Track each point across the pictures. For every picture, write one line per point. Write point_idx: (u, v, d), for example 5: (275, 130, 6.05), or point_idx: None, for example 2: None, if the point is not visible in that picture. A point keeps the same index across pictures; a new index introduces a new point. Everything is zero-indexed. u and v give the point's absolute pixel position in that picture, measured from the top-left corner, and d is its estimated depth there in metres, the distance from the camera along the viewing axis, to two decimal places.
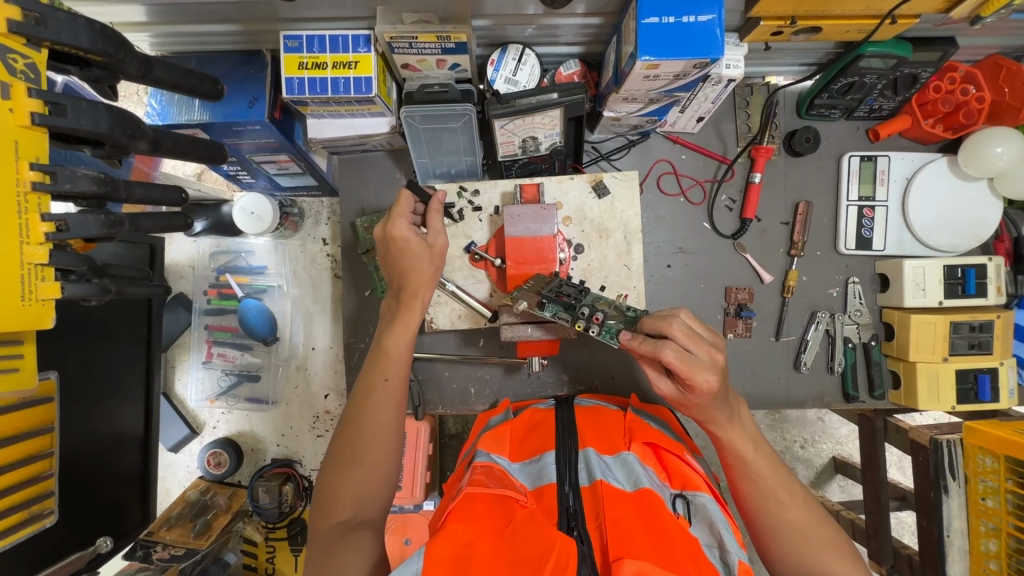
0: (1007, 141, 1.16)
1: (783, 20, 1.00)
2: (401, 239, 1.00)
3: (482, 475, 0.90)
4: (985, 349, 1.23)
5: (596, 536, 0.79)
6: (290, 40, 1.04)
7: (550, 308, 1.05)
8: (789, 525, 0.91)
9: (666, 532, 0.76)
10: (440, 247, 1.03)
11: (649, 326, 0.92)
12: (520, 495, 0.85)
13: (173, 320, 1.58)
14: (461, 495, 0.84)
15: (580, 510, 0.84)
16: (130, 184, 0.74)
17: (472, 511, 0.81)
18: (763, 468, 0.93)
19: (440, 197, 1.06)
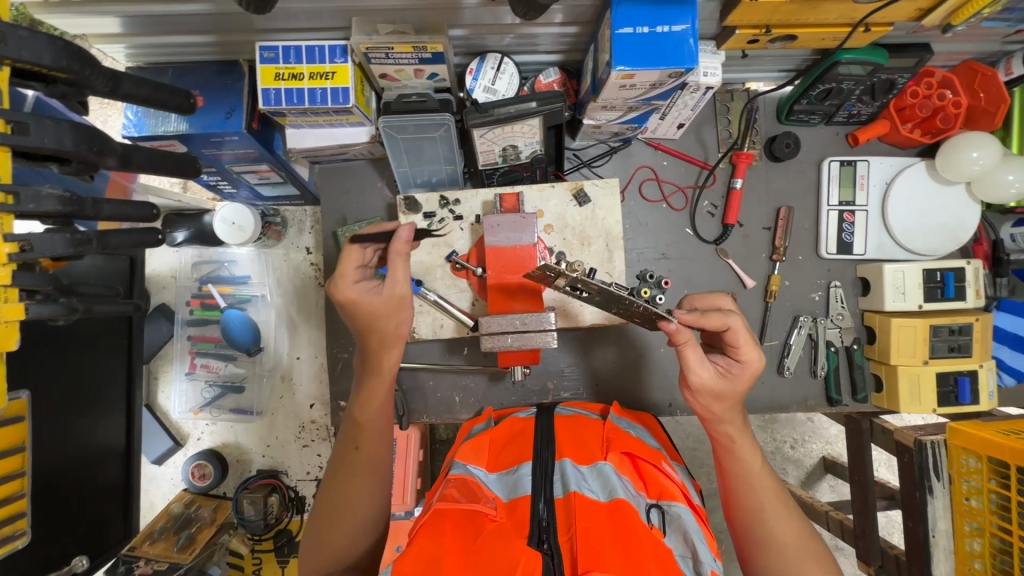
0: (982, 145, 1.17)
1: (758, 29, 1.00)
2: (358, 300, 0.89)
3: (454, 489, 0.90)
4: (964, 351, 1.24)
5: (567, 547, 0.80)
6: (266, 51, 1.04)
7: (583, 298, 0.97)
8: (778, 538, 0.89)
9: (639, 545, 0.77)
10: (404, 298, 0.90)
11: (689, 309, 0.97)
12: (490, 508, 0.87)
13: (156, 331, 1.57)
14: (433, 509, 0.85)
15: (553, 523, 0.84)
16: (99, 201, 0.73)
17: (443, 526, 0.82)
18: (761, 475, 0.93)
19: (402, 238, 0.88)
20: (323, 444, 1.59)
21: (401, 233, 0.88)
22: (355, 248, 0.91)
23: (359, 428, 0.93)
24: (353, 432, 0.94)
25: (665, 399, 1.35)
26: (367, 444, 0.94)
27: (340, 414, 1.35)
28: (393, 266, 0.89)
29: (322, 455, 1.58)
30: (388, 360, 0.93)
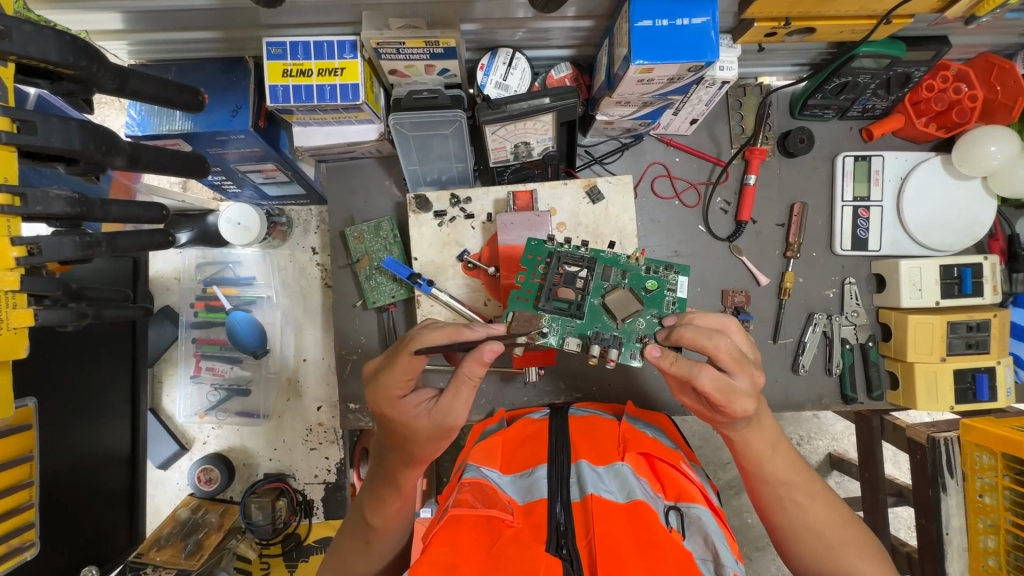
0: (1001, 139, 1.15)
1: (777, 22, 0.98)
2: (405, 418, 0.94)
3: (469, 492, 0.88)
4: (982, 348, 1.23)
5: (585, 552, 0.78)
6: (274, 47, 1.02)
7: (555, 331, 0.96)
8: (807, 527, 0.91)
9: (660, 549, 0.75)
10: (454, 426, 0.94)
11: (681, 339, 0.85)
12: (507, 513, 0.84)
13: (159, 334, 1.54)
14: (448, 514, 0.83)
15: (571, 528, 0.82)
16: (107, 202, 0.71)
17: (459, 533, 0.80)
18: (776, 470, 0.93)
19: (485, 357, 0.86)
20: (331, 447, 1.57)
21: (485, 351, 0.86)
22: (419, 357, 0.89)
23: (374, 528, 0.97)
24: (362, 529, 0.99)
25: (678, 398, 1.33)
26: (377, 539, 0.98)
27: (349, 417, 1.33)
28: (454, 390, 0.92)
29: (330, 458, 1.57)
30: (408, 476, 0.97)
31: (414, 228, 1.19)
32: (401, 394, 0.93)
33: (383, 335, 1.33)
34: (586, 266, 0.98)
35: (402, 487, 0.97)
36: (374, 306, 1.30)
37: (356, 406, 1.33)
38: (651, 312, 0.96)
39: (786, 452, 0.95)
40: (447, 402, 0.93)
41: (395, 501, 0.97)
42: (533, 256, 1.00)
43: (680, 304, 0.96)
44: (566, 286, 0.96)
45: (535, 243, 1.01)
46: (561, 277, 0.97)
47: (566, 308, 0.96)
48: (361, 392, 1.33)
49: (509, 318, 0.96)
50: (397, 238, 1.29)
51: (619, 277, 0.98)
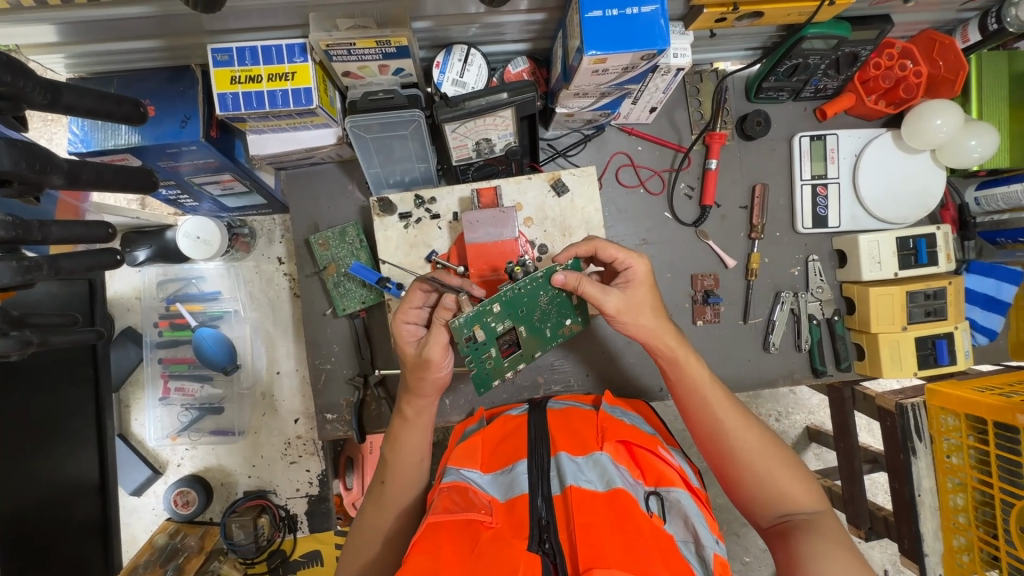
0: (945, 112, 1.19)
1: (725, 7, 0.99)
2: (399, 340, 1.05)
3: (448, 497, 0.87)
4: (939, 315, 1.27)
5: (568, 545, 0.78)
6: (219, 54, 0.98)
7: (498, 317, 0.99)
8: (748, 458, 0.97)
9: (641, 536, 0.76)
10: (428, 360, 1.00)
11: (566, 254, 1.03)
12: (485, 513, 0.84)
13: (123, 357, 1.49)
14: (426, 522, 0.82)
15: (553, 521, 0.82)
16: (46, 223, 0.67)
17: (437, 537, 0.79)
18: (715, 397, 1.02)
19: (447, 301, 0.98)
20: (311, 459, 1.54)
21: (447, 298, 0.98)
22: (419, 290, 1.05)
23: (388, 465, 1.05)
24: (380, 470, 1.06)
25: (656, 384, 1.35)
26: (392, 478, 1.03)
27: (327, 427, 1.31)
28: (432, 332, 1.00)
29: (311, 470, 1.54)
30: (411, 403, 1.05)
31: (379, 231, 1.17)
32: (407, 319, 1.05)
33: (355, 342, 1.31)
34: (518, 325, 1.01)
35: (406, 413, 1.05)
36: (344, 312, 1.27)
37: (333, 415, 1.31)
38: (563, 318, 1.06)
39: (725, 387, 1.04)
40: (427, 338, 1.01)
41: (405, 431, 1.05)
42: (487, 377, 1.03)
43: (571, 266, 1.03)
44: (499, 349, 1.02)
45: (490, 384, 1.05)
46: (507, 338, 1.02)
47: (509, 308, 0.99)
48: (338, 401, 1.32)
49: (462, 332, 0.96)
50: (364, 243, 1.27)
51: (537, 322, 1.03)
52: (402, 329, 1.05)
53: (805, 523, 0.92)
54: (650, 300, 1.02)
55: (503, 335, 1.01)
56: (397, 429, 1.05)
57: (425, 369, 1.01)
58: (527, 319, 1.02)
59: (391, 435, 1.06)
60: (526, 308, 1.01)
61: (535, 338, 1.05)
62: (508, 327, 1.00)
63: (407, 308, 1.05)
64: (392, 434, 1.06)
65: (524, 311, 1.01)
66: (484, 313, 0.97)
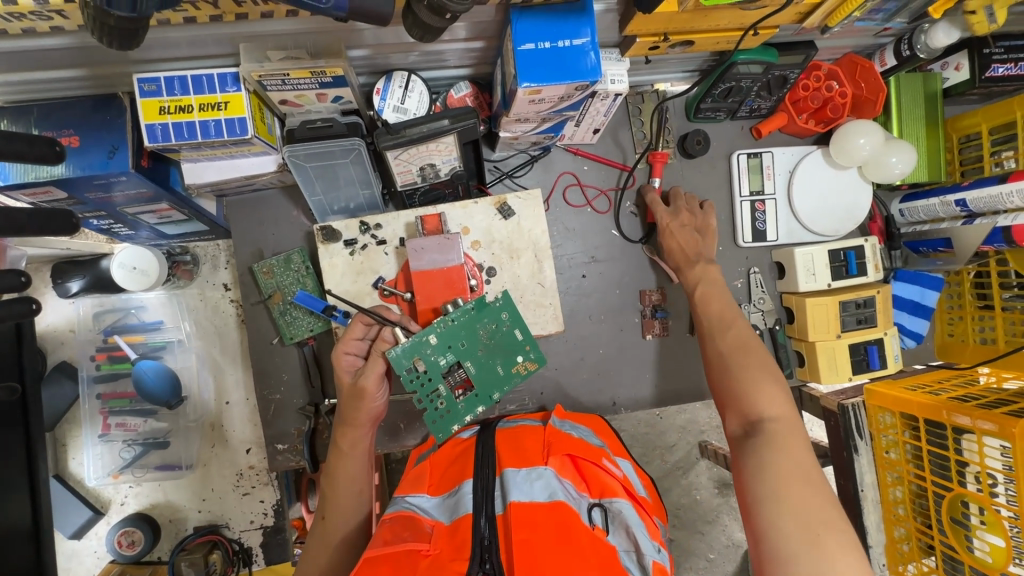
0: (868, 133, 1.27)
1: (657, 37, 1.02)
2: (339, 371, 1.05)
3: (390, 528, 0.85)
4: (870, 322, 1.34)
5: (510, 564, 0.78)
6: (146, 83, 0.95)
7: (439, 351, 1.03)
8: (726, 361, 1.05)
9: (580, 550, 0.76)
10: (365, 388, 1.00)
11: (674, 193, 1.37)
12: (424, 542, 0.82)
13: (56, 394, 1.41)
14: (363, 557, 0.78)
15: (495, 541, 0.81)
16: None
17: (375, 571, 0.75)
18: (709, 305, 1.16)
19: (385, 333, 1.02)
20: (265, 489, 1.50)
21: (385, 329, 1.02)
22: (360, 322, 1.06)
23: (328, 496, 1.01)
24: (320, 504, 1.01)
25: (609, 398, 1.38)
26: (333, 512, 0.99)
27: (279, 458, 1.29)
28: (370, 362, 1.02)
29: (265, 500, 1.50)
30: (346, 435, 1.02)
31: (324, 259, 1.16)
32: (348, 350, 1.06)
33: (305, 370, 1.29)
34: (464, 360, 1.04)
35: (342, 444, 1.02)
36: (291, 341, 1.25)
37: (284, 446, 1.28)
38: (512, 355, 1.06)
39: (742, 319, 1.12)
40: (364, 368, 1.02)
41: (342, 461, 1.01)
42: (443, 420, 1.03)
43: (502, 300, 1.06)
44: (449, 388, 1.04)
45: (450, 429, 1.04)
46: (454, 375, 1.04)
47: (448, 341, 1.03)
48: (289, 431, 1.29)
49: (402, 365, 1.01)
50: (310, 270, 1.25)
51: (483, 356, 1.05)
52: (343, 359, 1.05)
53: (760, 423, 0.93)
54: (682, 241, 1.27)
55: (449, 371, 1.04)
56: (332, 462, 1.02)
57: (361, 398, 1.00)
58: (471, 354, 1.04)
59: (328, 468, 1.02)
60: (467, 341, 1.04)
61: (487, 377, 1.05)
62: (450, 361, 1.04)
63: (350, 338, 1.06)
64: (328, 468, 1.02)
65: (466, 345, 1.04)
66: (422, 344, 1.02)
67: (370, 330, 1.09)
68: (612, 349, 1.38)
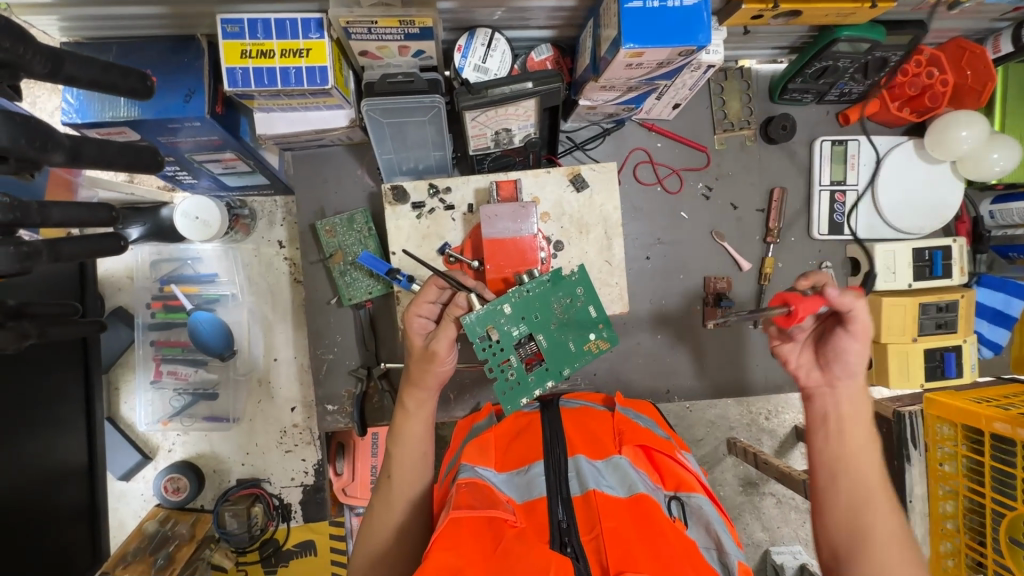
0: (972, 124, 1.18)
1: (765, 4, 0.95)
2: (411, 333, 1.03)
3: (466, 494, 0.83)
4: (950, 327, 1.27)
5: (592, 550, 0.76)
6: (229, 25, 0.92)
7: (513, 321, 1.01)
8: (868, 518, 0.81)
9: (667, 541, 0.74)
10: (435, 351, 0.97)
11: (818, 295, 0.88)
12: (509, 513, 0.80)
13: (112, 338, 1.43)
14: (446, 518, 0.78)
15: (575, 525, 0.79)
16: (45, 204, 0.61)
17: (460, 534, 0.76)
18: (858, 459, 0.85)
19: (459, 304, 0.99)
20: (308, 448, 1.51)
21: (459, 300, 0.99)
22: (433, 285, 1.03)
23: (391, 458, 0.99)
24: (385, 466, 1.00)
25: (662, 385, 1.34)
26: (399, 472, 0.97)
27: (328, 419, 1.28)
28: (441, 326, 0.99)
29: (307, 459, 1.51)
30: (413, 397, 1.01)
31: (391, 221, 1.13)
32: (419, 312, 1.03)
33: (360, 333, 1.27)
34: (536, 334, 1.02)
35: (409, 407, 1.01)
36: (348, 302, 1.23)
37: (334, 407, 1.28)
38: (583, 331, 1.04)
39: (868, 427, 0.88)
40: (436, 332, 0.99)
41: (409, 424, 1.00)
42: (513, 392, 1.01)
43: (578, 273, 1.04)
44: (519, 361, 1.02)
45: (518, 402, 1.03)
46: (526, 348, 1.02)
47: (523, 313, 1.01)
48: (339, 392, 1.28)
49: (476, 334, 0.98)
50: (372, 231, 1.22)
51: (555, 330, 1.03)
52: (413, 322, 1.02)
53: None
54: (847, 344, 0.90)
55: (521, 343, 1.02)
56: (398, 423, 1.00)
57: (430, 360, 0.98)
58: (543, 326, 1.02)
59: (393, 429, 1.01)
60: (541, 313, 1.02)
61: (558, 352, 1.03)
62: (523, 333, 1.01)
63: (421, 301, 1.03)
64: (393, 429, 1.01)
65: (539, 317, 1.02)
66: (496, 313, 0.99)
67: (442, 295, 1.06)
68: (670, 336, 1.34)
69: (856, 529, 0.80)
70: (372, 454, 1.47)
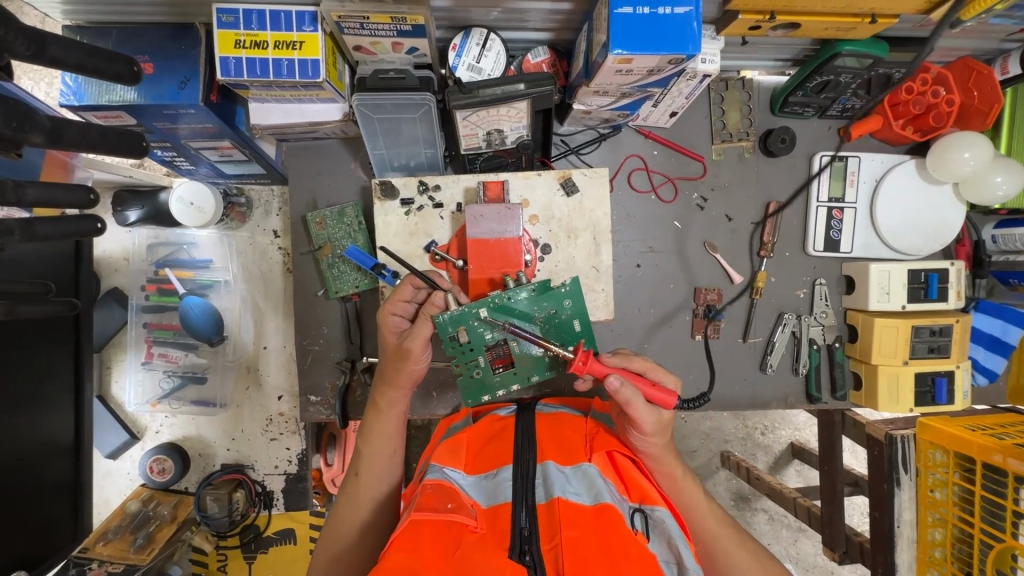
0: (975, 146, 1.15)
1: (762, 15, 0.94)
2: (386, 331, 1.05)
3: (431, 495, 0.81)
4: (943, 352, 1.24)
5: (551, 560, 0.74)
6: (224, 14, 0.93)
7: (488, 324, 1.00)
8: (705, 529, 0.99)
9: (624, 551, 0.72)
10: (410, 350, 0.98)
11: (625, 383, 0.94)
12: (471, 517, 0.79)
13: (106, 318, 1.45)
14: (408, 518, 0.76)
15: (537, 533, 0.78)
16: (22, 184, 0.62)
17: (420, 535, 0.73)
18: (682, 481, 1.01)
19: (435, 303, 0.99)
20: (292, 437, 1.52)
21: (435, 299, 1.00)
22: (409, 285, 1.05)
23: (361, 457, 1.01)
24: (354, 464, 1.01)
25: None
26: (369, 469, 0.99)
27: (310, 409, 1.29)
28: (418, 324, 0.99)
29: (291, 448, 1.52)
30: (385, 396, 1.02)
31: (379, 216, 1.13)
32: (395, 311, 1.04)
33: (346, 326, 1.28)
34: (511, 339, 1.01)
35: (381, 406, 1.02)
36: (335, 295, 1.24)
37: (317, 398, 1.29)
38: (559, 341, 1.03)
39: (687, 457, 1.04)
40: (410, 330, 1.00)
41: (381, 423, 1.02)
42: (475, 388, 1.02)
43: (568, 287, 1.02)
44: (489, 362, 1.02)
45: (478, 399, 1.04)
46: (498, 351, 1.02)
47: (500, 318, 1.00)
48: (323, 383, 1.29)
49: (448, 331, 0.99)
50: (362, 225, 1.23)
51: (531, 338, 1.02)
52: (388, 319, 1.04)
53: None
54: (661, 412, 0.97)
55: (494, 346, 1.01)
56: (369, 420, 1.02)
57: (405, 358, 0.99)
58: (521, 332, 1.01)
59: (365, 428, 1.03)
60: (518, 320, 1.01)
61: (530, 359, 1.02)
62: (497, 337, 1.00)
63: (397, 299, 1.05)
64: (365, 428, 1.03)
65: (517, 323, 1.01)
66: (471, 315, 0.99)
67: (418, 292, 1.07)
68: (658, 345, 1.33)
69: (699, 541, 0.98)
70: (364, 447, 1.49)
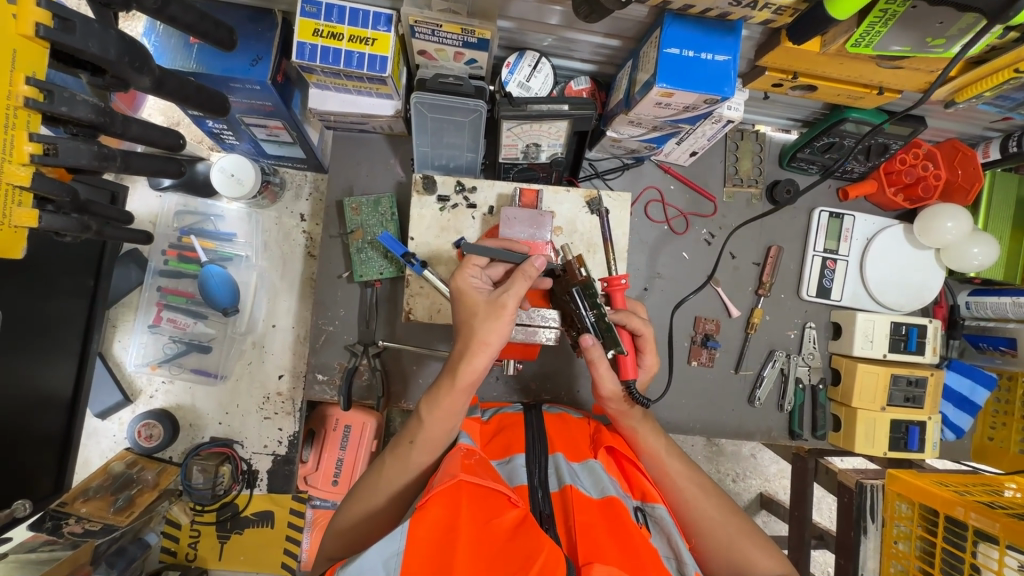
0: (957, 217, 1.28)
1: (785, 74, 1.06)
2: (465, 294, 0.95)
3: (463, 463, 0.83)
4: (917, 403, 1.34)
5: (566, 539, 0.79)
6: (308, 5, 1.01)
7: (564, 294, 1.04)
8: (711, 519, 0.97)
9: (636, 537, 0.76)
10: (504, 307, 0.90)
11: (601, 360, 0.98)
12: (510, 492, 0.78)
13: (123, 277, 1.47)
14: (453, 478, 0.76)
15: (553, 515, 0.82)
16: (128, 120, 0.76)
17: (456, 499, 0.75)
18: (676, 467, 1.02)
19: (536, 263, 0.93)
20: (286, 418, 1.52)
21: (536, 260, 0.94)
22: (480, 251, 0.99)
23: (419, 421, 0.94)
24: (413, 427, 0.94)
25: None
26: (430, 426, 0.92)
27: (315, 387, 1.31)
28: (512, 280, 0.93)
29: (283, 429, 1.52)
30: (469, 364, 0.90)
31: (415, 208, 1.20)
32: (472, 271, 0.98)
33: (363, 310, 1.32)
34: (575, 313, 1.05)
35: (461, 375, 0.91)
36: (360, 279, 1.29)
37: (323, 377, 1.31)
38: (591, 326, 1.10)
39: (676, 449, 1.05)
40: (505, 286, 0.93)
41: (449, 396, 0.92)
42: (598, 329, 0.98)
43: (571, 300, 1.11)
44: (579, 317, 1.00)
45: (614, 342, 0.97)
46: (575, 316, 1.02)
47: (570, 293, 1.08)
48: (331, 363, 1.32)
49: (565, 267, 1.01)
50: (395, 217, 1.30)
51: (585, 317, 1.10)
52: (465, 283, 0.97)
53: None
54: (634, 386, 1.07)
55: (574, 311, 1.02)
56: (444, 383, 0.93)
57: (496, 318, 0.91)
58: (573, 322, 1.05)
59: (437, 385, 0.94)
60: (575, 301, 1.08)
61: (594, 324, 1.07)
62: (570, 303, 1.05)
63: (471, 262, 0.99)
64: (436, 391, 0.93)
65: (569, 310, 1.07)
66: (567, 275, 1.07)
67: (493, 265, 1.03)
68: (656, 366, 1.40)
69: (711, 535, 0.96)
70: (341, 447, 1.46)
